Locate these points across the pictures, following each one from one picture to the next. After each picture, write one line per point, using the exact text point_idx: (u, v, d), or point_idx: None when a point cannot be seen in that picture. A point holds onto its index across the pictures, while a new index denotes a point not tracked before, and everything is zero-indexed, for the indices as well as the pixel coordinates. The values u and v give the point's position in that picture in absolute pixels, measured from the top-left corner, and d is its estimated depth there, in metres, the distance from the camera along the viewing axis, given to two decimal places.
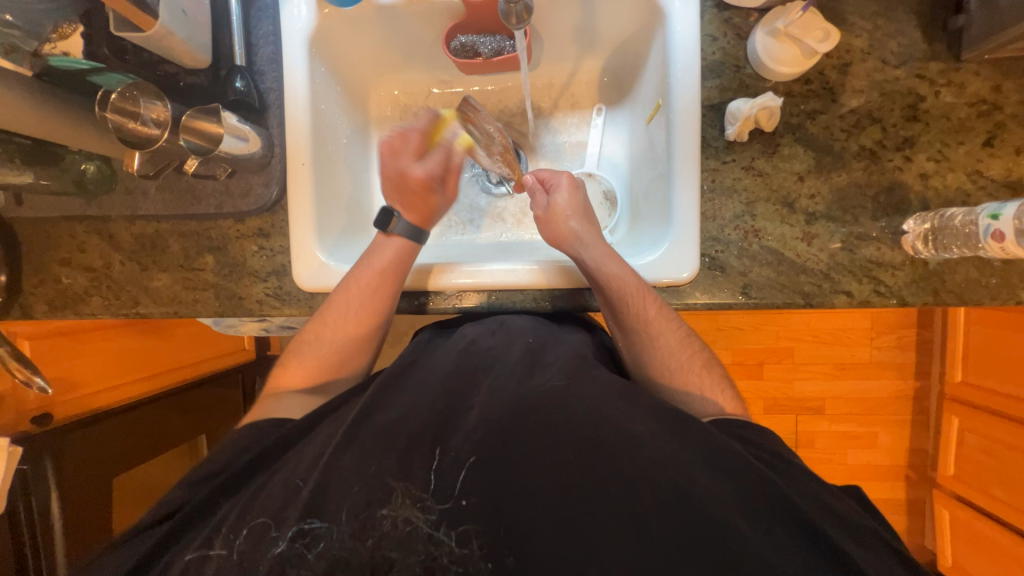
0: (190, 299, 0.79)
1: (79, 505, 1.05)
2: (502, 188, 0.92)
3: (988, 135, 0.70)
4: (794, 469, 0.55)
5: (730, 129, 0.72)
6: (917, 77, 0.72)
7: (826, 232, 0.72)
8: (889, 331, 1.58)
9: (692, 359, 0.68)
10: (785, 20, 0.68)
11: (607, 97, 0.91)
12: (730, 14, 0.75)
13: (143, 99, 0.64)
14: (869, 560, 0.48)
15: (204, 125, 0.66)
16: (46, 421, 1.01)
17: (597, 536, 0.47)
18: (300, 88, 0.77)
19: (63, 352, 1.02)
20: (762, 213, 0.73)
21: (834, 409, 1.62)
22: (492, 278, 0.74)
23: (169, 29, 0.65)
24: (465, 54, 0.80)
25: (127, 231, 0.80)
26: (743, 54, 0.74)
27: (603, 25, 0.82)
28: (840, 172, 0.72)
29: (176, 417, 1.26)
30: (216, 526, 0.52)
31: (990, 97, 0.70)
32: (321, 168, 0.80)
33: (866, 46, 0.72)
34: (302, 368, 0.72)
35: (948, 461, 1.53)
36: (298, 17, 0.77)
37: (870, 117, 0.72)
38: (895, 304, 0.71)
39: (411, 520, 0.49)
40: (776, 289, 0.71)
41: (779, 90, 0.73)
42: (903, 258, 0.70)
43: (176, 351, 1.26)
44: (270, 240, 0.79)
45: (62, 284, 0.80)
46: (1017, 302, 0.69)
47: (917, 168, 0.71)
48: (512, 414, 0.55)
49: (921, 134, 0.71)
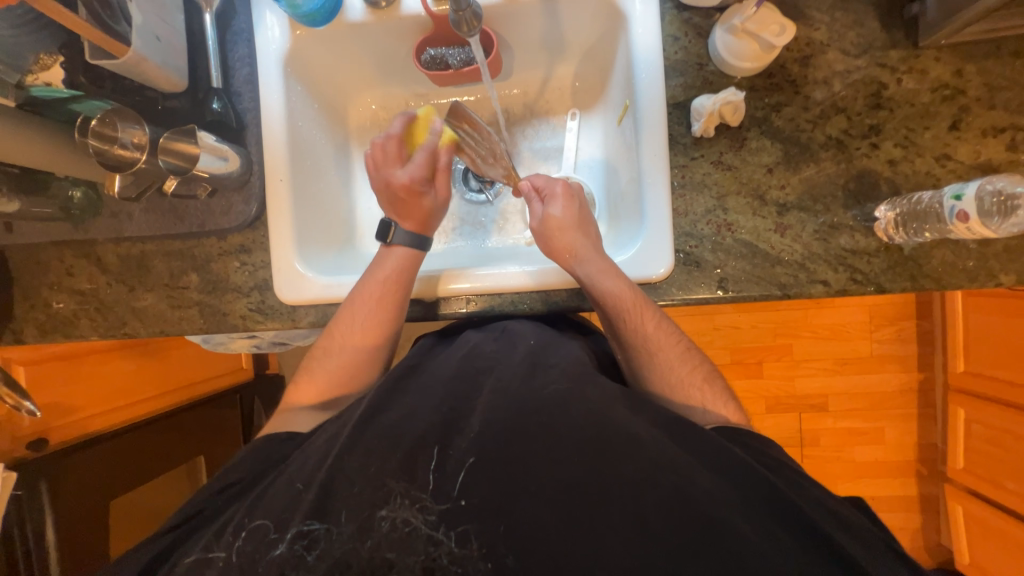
0: (175, 318, 0.80)
1: (77, 528, 1.06)
2: (481, 195, 0.93)
3: (953, 119, 0.70)
4: (792, 469, 0.55)
5: (696, 125, 0.73)
6: (878, 66, 0.72)
7: (799, 223, 0.72)
8: (887, 323, 1.56)
9: (694, 372, 0.67)
10: (741, 17, 0.68)
11: (580, 101, 0.92)
12: (690, 14, 0.76)
13: (121, 124, 0.67)
14: (871, 557, 0.47)
15: (183, 146, 0.68)
16: (42, 446, 1.02)
17: (587, 537, 0.47)
18: (276, 107, 0.80)
19: (58, 377, 1.04)
20: (733, 206, 0.73)
21: (837, 405, 1.59)
22: (476, 283, 0.75)
23: (142, 54, 0.66)
24: (436, 66, 0.83)
25: (113, 253, 0.81)
26: (705, 52, 0.75)
27: (569, 30, 0.84)
28: (808, 164, 0.72)
29: (178, 438, 1.28)
30: (217, 531, 0.52)
31: (952, 82, 0.71)
32: (300, 184, 0.81)
33: (825, 39, 0.73)
34: (309, 389, 0.72)
35: (957, 453, 1.49)
36: (272, 39, 0.80)
37: (835, 107, 0.73)
38: (873, 292, 0.70)
39: (410, 520, 0.49)
40: (753, 282, 0.71)
41: (742, 85, 0.74)
42: (877, 245, 0.70)
43: (175, 372, 1.28)
44: (252, 256, 0.81)
45: (53, 307, 0.81)
46: (996, 284, 0.68)
47: (885, 155, 0.71)
48: (514, 412, 0.55)
49: (886, 121, 0.72)
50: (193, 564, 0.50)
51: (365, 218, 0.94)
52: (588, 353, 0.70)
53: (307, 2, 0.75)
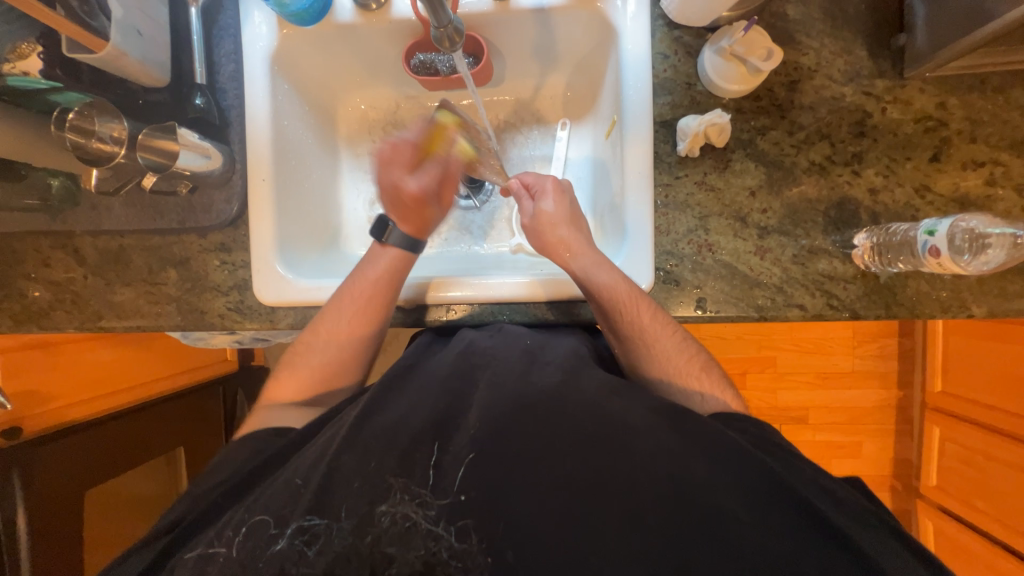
0: (152, 313, 0.80)
1: (46, 513, 1.05)
2: (470, 201, 0.92)
3: (935, 151, 0.71)
4: (792, 455, 0.55)
5: (681, 145, 0.73)
6: (863, 94, 0.73)
7: (780, 246, 0.72)
8: (869, 339, 1.59)
9: (691, 362, 0.67)
10: (730, 39, 0.68)
11: (571, 111, 0.92)
12: (680, 33, 0.76)
13: (100, 118, 0.68)
14: (870, 540, 0.47)
15: (162, 143, 0.69)
16: (16, 435, 1.00)
17: (591, 529, 0.46)
18: (261, 105, 0.79)
19: (34, 366, 1.01)
20: (715, 227, 0.73)
21: (817, 418, 1.62)
22: (474, 291, 0.75)
23: (122, 50, 0.65)
24: (425, 71, 0.82)
25: (91, 245, 0.80)
26: (694, 71, 0.75)
27: (561, 41, 0.83)
28: (790, 187, 0.73)
29: (159, 427, 1.27)
30: (219, 529, 0.51)
31: (935, 113, 0.71)
32: (283, 183, 0.81)
33: (813, 64, 0.73)
34: (293, 385, 0.71)
35: (931, 471, 1.53)
36: (260, 36, 0.79)
37: (819, 133, 0.73)
38: (847, 318, 0.71)
39: (410, 515, 0.48)
40: (731, 303, 0.72)
41: (729, 107, 0.74)
42: (854, 272, 0.71)
43: (150, 366, 1.25)
44: (232, 254, 0.80)
45: (29, 297, 0.80)
46: (966, 315, 0.70)
47: (866, 183, 0.72)
48: (513, 409, 0.54)
49: (869, 149, 0.72)
50: (189, 560, 0.49)
51: (351, 219, 0.94)
52: (585, 345, 0.70)
53: (295, 1, 0.74)
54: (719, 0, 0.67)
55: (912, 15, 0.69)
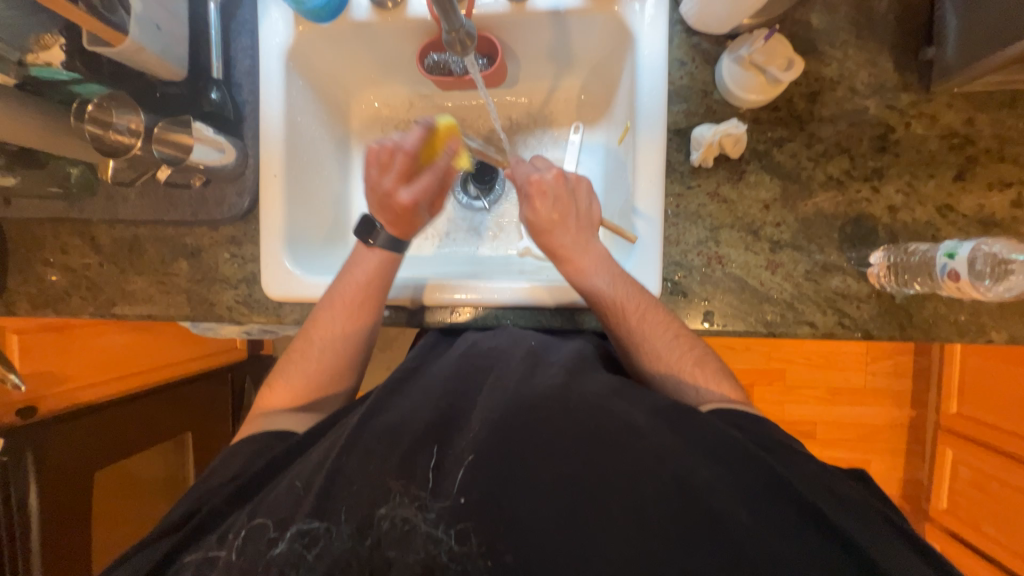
0: (164, 302, 0.81)
1: (57, 499, 1.07)
2: (480, 202, 0.92)
3: (959, 169, 0.69)
4: (795, 453, 0.54)
5: (694, 154, 0.72)
6: (887, 108, 0.71)
7: (792, 261, 0.71)
8: (883, 356, 1.55)
9: (685, 358, 0.65)
10: (750, 48, 0.67)
11: (585, 114, 0.91)
12: (699, 40, 0.74)
13: (118, 110, 0.68)
14: (879, 544, 0.46)
15: (179, 137, 0.70)
16: (30, 414, 1.03)
17: (585, 535, 0.46)
18: (276, 102, 0.79)
19: (51, 348, 1.05)
20: (726, 239, 0.72)
21: (825, 433, 1.59)
22: (478, 294, 0.76)
23: (140, 44, 0.66)
24: (439, 71, 0.81)
25: (107, 233, 0.82)
26: (711, 79, 0.74)
27: (576, 44, 0.82)
28: (806, 201, 0.71)
29: (167, 413, 1.30)
30: (221, 532, 0.52)
31: (962, 130, 0.69)
32: (294, 178, 0.81)
33: (836, 75, 0.72)
34: (289, 389, 0.71)
35: (941, 494, 1.50)
36: (276, 32, 0.80)
37: (838, 146, 0.71)
38: (860, 337, 0.70)
39: (410, 518, 0.48)
40: (740, 317, 0.71)
41: (746, 116, 0.73)
42: (869, 291, 0.69)
43: (164, 351, 1.29)
44: (242, 248, 0.81)
45: (46, 282, 0.82)
46: (986, 340, 0.68)
47: (886, 201, 0.70)
48: (513, 411, 0.53)
49: (890, 165, 0.70)
50: (192, 565, 0.50)
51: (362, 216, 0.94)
52: (593, 346, 0.71)
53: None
54: (740, 8, 0.66)
55: (943, 28, 0.67)
